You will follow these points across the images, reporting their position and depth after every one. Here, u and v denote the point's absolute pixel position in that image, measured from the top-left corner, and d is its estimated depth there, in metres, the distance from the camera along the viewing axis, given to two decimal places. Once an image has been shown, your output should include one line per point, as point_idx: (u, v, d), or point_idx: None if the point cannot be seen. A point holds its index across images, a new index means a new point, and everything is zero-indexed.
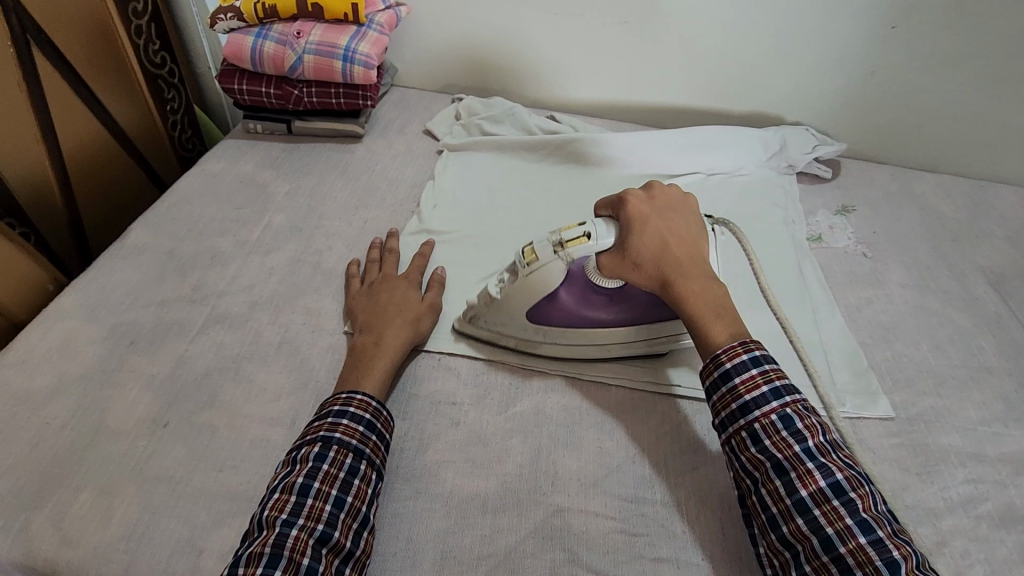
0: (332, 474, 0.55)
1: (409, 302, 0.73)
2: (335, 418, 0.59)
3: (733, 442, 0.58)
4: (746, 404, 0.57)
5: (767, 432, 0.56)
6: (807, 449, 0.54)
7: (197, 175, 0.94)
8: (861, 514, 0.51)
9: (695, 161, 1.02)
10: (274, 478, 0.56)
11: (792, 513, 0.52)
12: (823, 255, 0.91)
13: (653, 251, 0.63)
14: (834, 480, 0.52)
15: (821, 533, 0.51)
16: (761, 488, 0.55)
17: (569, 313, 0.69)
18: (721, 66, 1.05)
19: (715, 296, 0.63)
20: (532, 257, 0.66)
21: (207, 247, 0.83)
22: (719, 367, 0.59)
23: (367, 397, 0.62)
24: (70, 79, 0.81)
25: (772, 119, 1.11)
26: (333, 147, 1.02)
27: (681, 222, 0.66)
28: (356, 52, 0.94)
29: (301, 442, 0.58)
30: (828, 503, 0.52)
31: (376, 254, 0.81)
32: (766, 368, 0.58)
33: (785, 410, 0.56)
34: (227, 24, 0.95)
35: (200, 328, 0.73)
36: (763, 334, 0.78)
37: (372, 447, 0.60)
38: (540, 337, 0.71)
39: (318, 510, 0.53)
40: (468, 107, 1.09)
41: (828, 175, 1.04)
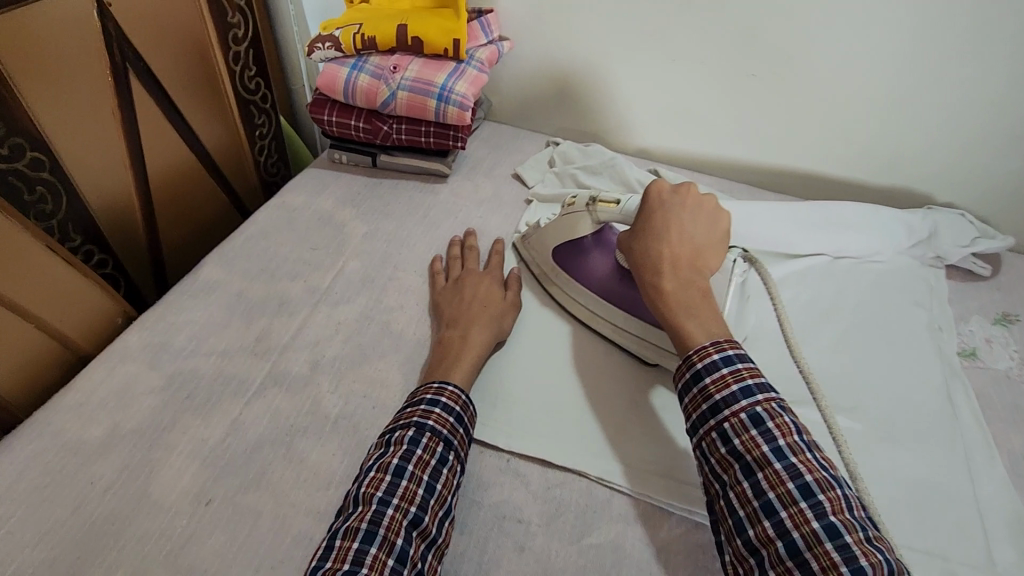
0: (424, 459, 0.56)
1: (492, 299, 0.75)
2: (427, 405, 0.61)
3: (703, 445, 0.56)
4: (716, 403, 0.55)
5: (736, 432, 0.53)
6: (777, 449, 0.51)
7: (277, 207, 0.91)
8: (828, 518, 0.48)
9: (822, 241, 0.88)
10: (369, 458, 0.57)
11: (759, 516, 0.50)
12: (978, 378, 0.75)
13: (647, 240, 0.68)
14: (802, 482, 0.49)
15: (787, 536, 0.48)
16: (730, 491, 0.53)
17: (581, 262, 0.78)
18: (862, 133, 0.91)
19: (692, 298, 0.64)
20: (572, 203, 0.78)
21: (277, 292, 0.78)
22: (691, 367, 0.58)
23: (457, 391, 0.63)
24: (164, 107, 0.79)
25: (918, 198, 0.95)
26: (417, 188, 0.96)
27: (696, 226, 0.69)
28: (452, 91, 0.87)
29: (395, 425, 0.60)
30: (795, 505, 0.49)
31: (456, 251, 0.84)
32: (738, 367, 0.56)
33: (755, 409, 0.53)
34: (324, 53, 0.90)
35: (259, 388, 0.68)
36: (901, 479, 0.64)
37: (459, 440, 0.61)
38: (555, 278, 0.80)
39: (412, 492, 0.54)
40: (564, 154, 0.99)
41: (987, 274, 0.87)
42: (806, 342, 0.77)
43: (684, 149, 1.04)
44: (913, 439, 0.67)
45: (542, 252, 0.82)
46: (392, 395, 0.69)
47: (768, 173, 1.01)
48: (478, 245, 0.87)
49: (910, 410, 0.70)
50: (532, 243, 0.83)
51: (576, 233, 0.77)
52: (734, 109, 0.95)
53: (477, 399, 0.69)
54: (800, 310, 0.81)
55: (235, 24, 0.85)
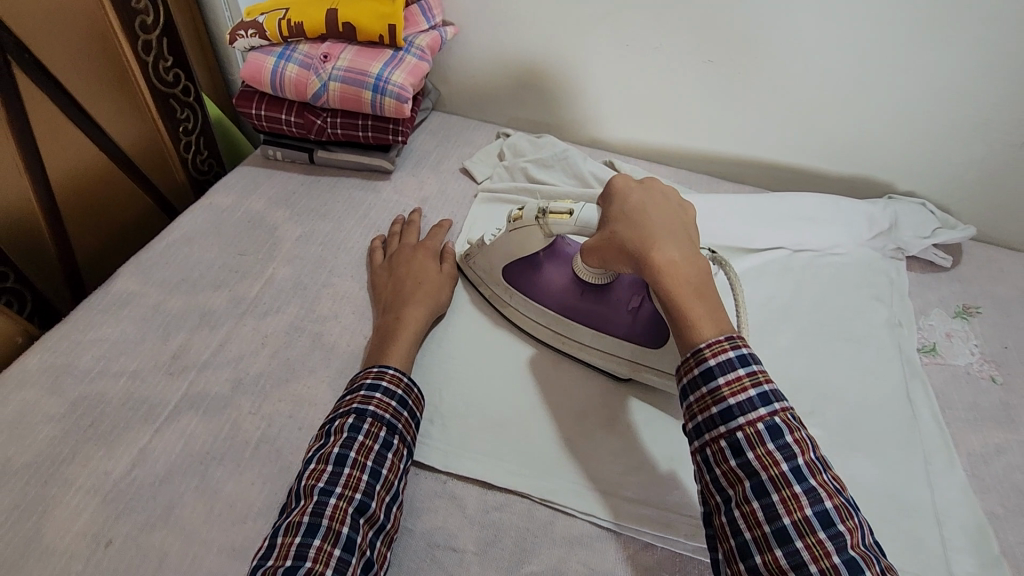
0: (367, 445, 0.55)
1: (427, 272, 0.73)
2: (367, 390, 0.59)
3: (708, 452, 0.50)
4: (729, 408, 0.49)
5: (751, 444, 0.48)
6: (796, 469, 0.46)
7: (203, 209, 0.84)
8: (848, 552, 0.44)
9: (781, 234, 0.84)
10: (309, 450, 0.55)
11: (771, 542, 0.46)
12: (938, 375, 0.73)
13: (631, 221, 0.57)
14: (822, 509, 0.45)
15: (803, 569, 0.44)
16: (734, 509, 0.48)
17: (536, 280, 0.70)
18: (821, 120, 0.88)
19: (696, 273, 0.54)
20: (519, 215, 0.68)
21: (198, 304, 0.72)
22: (701, 363, 0.51)
23: (399, 373, 0.61)
24: (60, 101, 0.71)
25: (878, 187, 0.92)
26: (357, 185, 0.90)
27: (673, 204, 0.60)
28: (388, 81, 0.81)
29: (334, 414, 0.58)
30: (813, 535, 0.45)
31: (397, 227, 0.81)
32: (754, 369, 0.50)
33: (774, 420, 0.48)
34: (247, 41, 0.83)
35: (172, 412, 0.62)
36: (857, 487, 0.61)
37: (404, 423, 0.59)
38: (508, 298, 0.73)
39: (355, 480, 0.52)
40: (514, 146, 0.94)
41: (948, 264, 0.84)
42: (763, 342, 0.74)
43: (643, 138, 0.99)
44: (871, 444, 0.65)
45: (490, 270, 0.73)
46: (320, 414, 0.63)
47: (730, 163, 0.97)
48: (422, 221, 0.85)
49: (868, 412, 0.67)
50: (478, 262, 0.75)
51: (530, 249, 0.69)
52: (694, 97, 0.91)
53: None
54: (758, 308, 0.78)
55: (142, 11, 0.77)
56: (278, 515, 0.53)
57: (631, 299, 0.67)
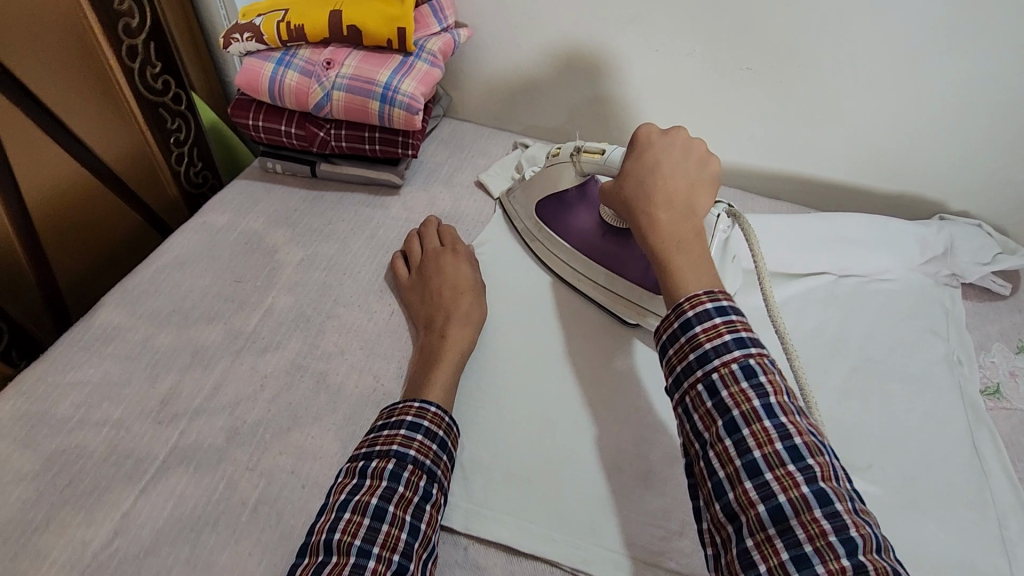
0: (407, 497, 0.49)
1: (462, 282, 0.68)
2: (408, 430, 0.53)
3: (685, 400, 0.45)
4: (704, 351, 0.45)
5: (725, 383, 0.43)
6: (767, 406, 0.42)
7: (195, 229, 0.77)
8: (819, 484, 0.39)
9: (825, 259, 0.77)
10: (339, 493, 0.49)
11: (742, 476, 0.41)
12: (1004, 422, 0.66)
13: (639, 179, 0.57)
14: (792, 443, 0.40)
15: (772, 500, 0.39)
16: (708, 451, 0.43)
17: (564, 217, 0.73)
18: (868, 134, 0.80)
19: (689, 236, 0.53)
20: (557, 151, 0.71)
21: (189, 339, 0.66)
22: (679, 316, 0.47)
23: (441, 410, 0.56)
24: (34, 114, 0.64)
25: (929, 206, 0.84)
26: (363, 201, 0.83)
27: (691, 161, 0.58)
28: (398, 91, 0.74)
29: (369, 450, 0.52)
30: (783, 468, 0.40)
31: (415, 232, 0.76)
32: (733, 318, 0.45)
33: (748, 360, 0.43)
34: (243, 46, 0.76)
35: (160, 468, 0.56)
36: (925, 556, 0.55)
37: (442, 469, 0.54)
38: (537, 233, 0.76)
39: (394, 538, 0.47)
40: (533, 158, 0.87)
41: (1007, 292, 0.77)
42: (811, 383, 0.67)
43: None
44: (937, 504, 0.58)
45: (525, 204, 0.77)
46: (324, 470, 0.57)
47: (765, 178, 0.90)
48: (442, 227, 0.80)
49: (930, 466, 0.61)
50: (517, 196, 0.79)
51: (561, 183, 0.71)
52: (729, 106, 0.83)
53: None
54: (804, 343, 0.71)
55: (125, 12, 0.69)
56: (297, 564, 0.46)
57: None
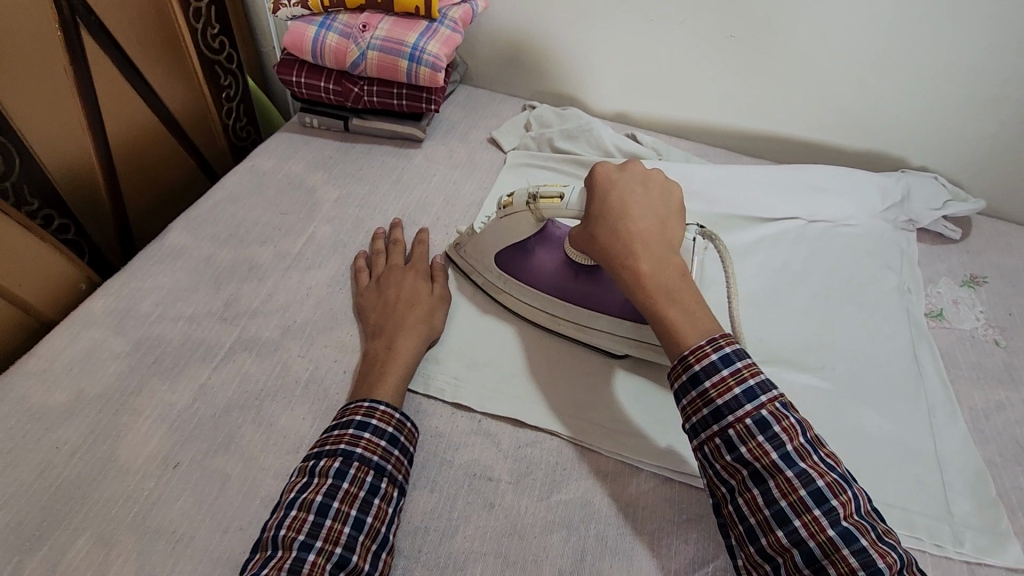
0: (351, 493, 0.53)
1: (420, 295, 0.70)
2: (356, 429, 0.57)
3: (706, 449, 0.54)
4: (719, 408, 0.53)
5: (742, 438, 0.52)
6: (786, 454, 0.51)
7: (245, 171, 0.88)
8: (842, 524, 0.48)
9: (798, 204, 0.88)
10: (290, 490, 0.54)
11: (772, 524, 0.50)
12: (944, 338, 0.76)
13: (610, 222, 0.62)
14: (814, 488, 0.49)
15: (803, 545, 0.48)
16: (738, 498, 0.52)
17: (529, 265, 0.73)
18: (838, 97, 0.91)
19: (671, 275, 0.60)
20: (509, 202, 0.69)
21: (246, 257, 0.77)
22: (688, 369, 0.55)
23: (391, 408, 0.60)
24: (120, 64, 0.76)
25: (893, 162, 0.95)
26: (390, 152, 0.94)
27: (651, 199, 0.64)
28: (424, 51, 0.85)
29: (320, 450, 0.56)
30: (808, 513, 0.49)
31: (379, 246, 0.77)
32: (738, 366, 0.54)
33: (761, 413, 0.52)
34: (291, 10, 0.87)
35: (227, 353, 0.67)
36: (865, 435, 0.66)
37: (395, 462, 0.57)
38: (503, 285, 0.74)
39: (337, 532, 0.51)
40: (540, 117, 0.98)
41: (956, 237, 0.88)
42: (778, 305, 0.78)
43: (663, 114, 1.02)
44: (879, 397, 0.69)
45: (481, 257, 0.74)
46: None
47: (747, 138, 1.00)
48: (404, 235, 0.81)
49: (876, 369, 0.71)
50: (468, 251, 0.76)
51: (519, 235, 0.71)
52: (715, 72, 0.94)
53: (452, 362, 0.69)
54: (774, 274, 0.82)
55: None
56: (250, 557, 0.51)
57: None
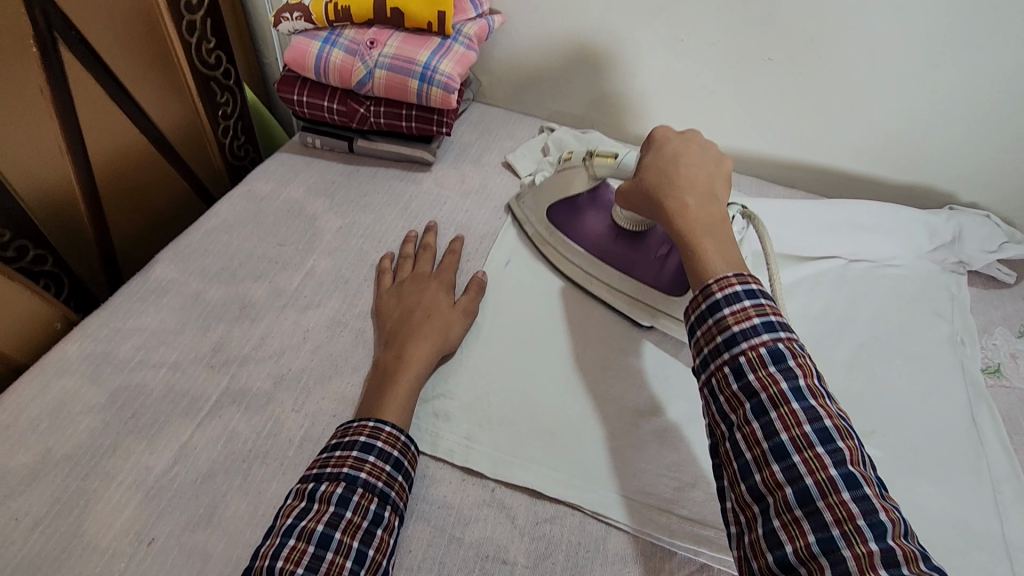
0: (355, 522, 0.49)
1: (438, 306, 0.67)
2: (360, 451, 0.53)
3: (713, 382, 0.48)
4: (733, 335, 0.48)
5: (752, 367, 0.46)
6: (796, 389, 0.44)
7: (241, 196, 0.82)
8: (846, 467, 0.41)
9: (838, 243, 0.81)
10: (285, 517, 0.49)
11: (768, 458, 0.43)
12: (1003, 399, 0.69)
13: (658, 166, 0.61)
14: (822, 427, 0.43)
15: (798, 482, 0.41)
16: (736, 433, 0.46)
17: (579, 219, 0.76)
18: (882, 127, 0.84)
19: (711, 215, 0.57)
20: (569, 157, 0.75)
21: (239, 294, 0.70)
22: (707, 298, 0.50)
23: (396, 429, 0.55)
24: (103, 82, 0.70)
25: (940, 197, 0.88)
26: (397, 176, 0.88)
27: (709, 156, 0.62)
28: (436, 70, 0.78)
29: (320, 471, 0.52)
30: (810, 450, 0.42)
31: (410, 249, 0.76)
32: (762, 302, 0.49)
33: (777, 345, 0.46)
34: (292, 25, 0.81)
35: (213, 407, 0.60)
36: (924, 515, 0.58)
37: (397, 490, 0.53)
38: (548, 237, 0.78)
39: (338, 566, 0.46)
40: (559, 140, 0.91)
41: (1011, 281, 0.81)
42: (819, 356, 0.71)
43: None
44: (935, 468, 0.62)
45: (536, 210, 0.79)
46: None
47: (780, 167, 0.94)
48: (437, 241, 0.79)
49: (932, 434, 0.64)
50: (527, 203, 0.81)
51: (576, 187, 0.74)
52: (747, 96, 0.87)
53: (461, 420, 0.62)
54: (813, 321, 0.75)
55: None
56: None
57: (661, 248, 0.71)
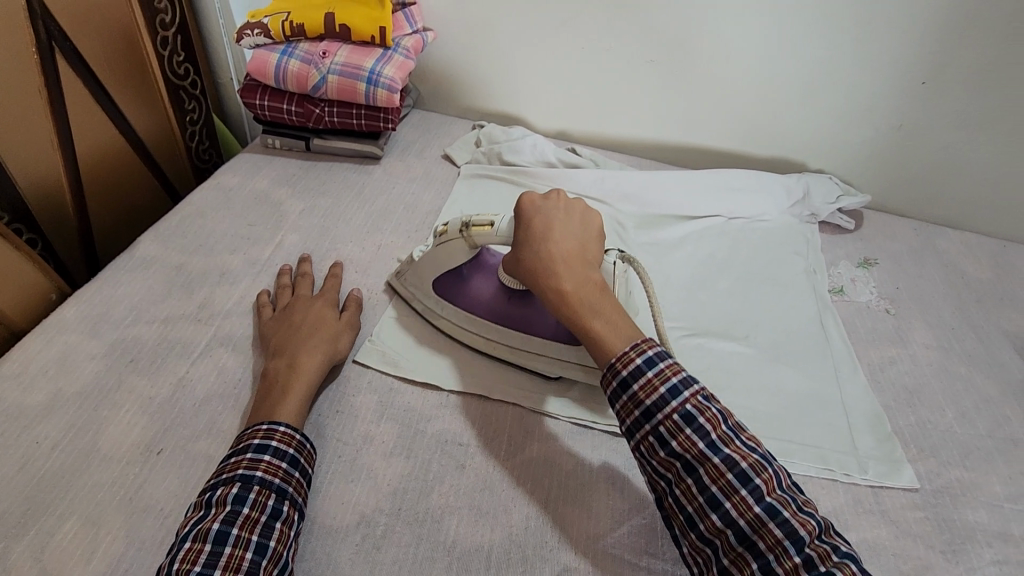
0: (252, 518, 0.52)
1: (324, 320, 0.72)
2: (254, 453, 0.56)
3: (642, 449, 0.55)
4: (648, 408, 0.55)
5: (672, 433, 0.53)
6: (711, 443, 0.52)
7: (212, 188, 0.93)
8: (766, 500, 0.50)
9: (719, 204, 1.00)
10: (184, 524, 0.52)
11: (707, 511, 0.51)
12: (845, 309, 0.89)
13: (535, 247, 0.63)
14: (739, 470, 0.51)
15: (735, 526, 0.50)
16: (676, 490, 0.54)
17: (465, 293, 0.74)
18: (745, 112, 1.05)
19: (594, 292, 0.61)
20: (444, 230, 0.70)
21: (217, 264, 0.81)
22: (617, 376, 0.56)
23: (291, 429, 0.60)
24: (90, 87, 0.80)
25: (796, 166, 1.09)
26: (351, 168, 1.01)
27: (575, 223, 0.66)
28: (380, 75, 0.94)
29: (215, 481, 0.55)
30: (737, 494, 0.51)
31: (286, 280, 0.78)
32: (660, 367, 0.56)
33: (685, 408, 0.54)
34: (253, 40, 0.95)
35: (204, 349, 0.71)
36: (786, 392, 0.75)
37: (295, 485, 0.57)
38: (440, 310, 0.76)
39: (237, 559, 0.50)
40: (489, 134, 1.08)
41: (851, 227, 1.02)
42: (706, 287, 0.89)
43: (598, 130, 1.14)
44: (794, 359, 0.80)
45: (420, 284, 0.76)
46: None
47: (673, 150, 1.13)
48: (313, 270, 0.82)
49: (791, 336, 0.82)
50: (408, 278, 0.77)
51: (456, 262, 0.72)
52: (640, 92, 1.06)
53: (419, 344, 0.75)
54: (701, 263, 0.93)
55: (161, 9, 0.87)
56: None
57: None
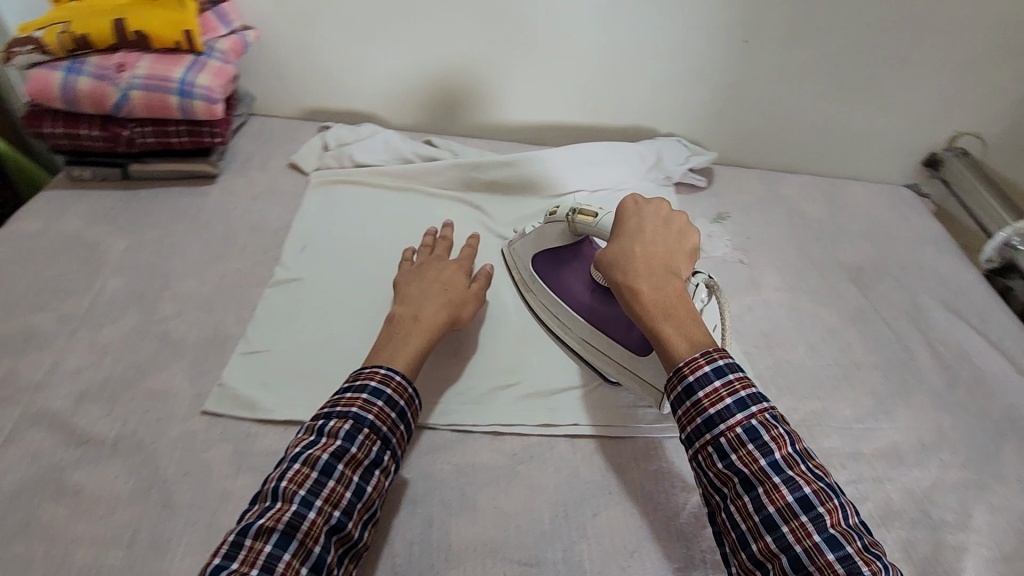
0: (357, 458, 0.53)
1: (454, 284, 0.72)
2: (369, 395, 0.56)
3: (699, 458, 0.53)
4: (711, 416, 0.53)
5: (733, 446, 0.51)
6: (774, 463, 0.50)
7: (5, 239, 0.79)
8: (829, 531, 0.47)
9: (581, 179, 1.00)
10: (296, 445, 0.54)
11: (761, 531, 0.49)
12: (704, 266, 0.93)
13: (621, 247, 0.65)
14: (802, 495, 0.48)
15: (790, 551, 0.47)
16: (731, 505, 0.51)
17: (560, 273, 0.78)
18: (592, 85, 1.06)
19: (669, 297, 0.60)
20: (553, 212, 0.77)
21: (19, 329, 0.69)
22: (682, 380, 0.55)
23: (404, 380, 0.59)
24: None
25: (648, 132, 1.12)
26: (180, 192, 0.90)
27: (670, 233, 0.67)
28: (194, 85, 0.83)
29: (331, 410, 0.56)
30: (796, 519, 0.48)
31: (429, 239, 0.81)
32: (731, 378, 0.53)
33: (751, 422, 0.51)
34: (26, 57, 0.80)
35: (10, 434, 0.60)
36: None
37: (398, 436, 0.57)
38: (533, 287, 0.80)
39: (338, 494, 0.51)
40: (336, 136, 1.01)
41: (703, 184, 1.07)
42: None
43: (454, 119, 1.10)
44: None
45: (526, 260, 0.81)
46: (179, 401, 0.65)
47: (531, 130, 1.12)
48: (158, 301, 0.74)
49: None
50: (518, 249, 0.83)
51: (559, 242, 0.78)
52: (488, 74, 1.04)
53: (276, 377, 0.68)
54: None
55: None
56: (249, 509, 0.51)
57: None
